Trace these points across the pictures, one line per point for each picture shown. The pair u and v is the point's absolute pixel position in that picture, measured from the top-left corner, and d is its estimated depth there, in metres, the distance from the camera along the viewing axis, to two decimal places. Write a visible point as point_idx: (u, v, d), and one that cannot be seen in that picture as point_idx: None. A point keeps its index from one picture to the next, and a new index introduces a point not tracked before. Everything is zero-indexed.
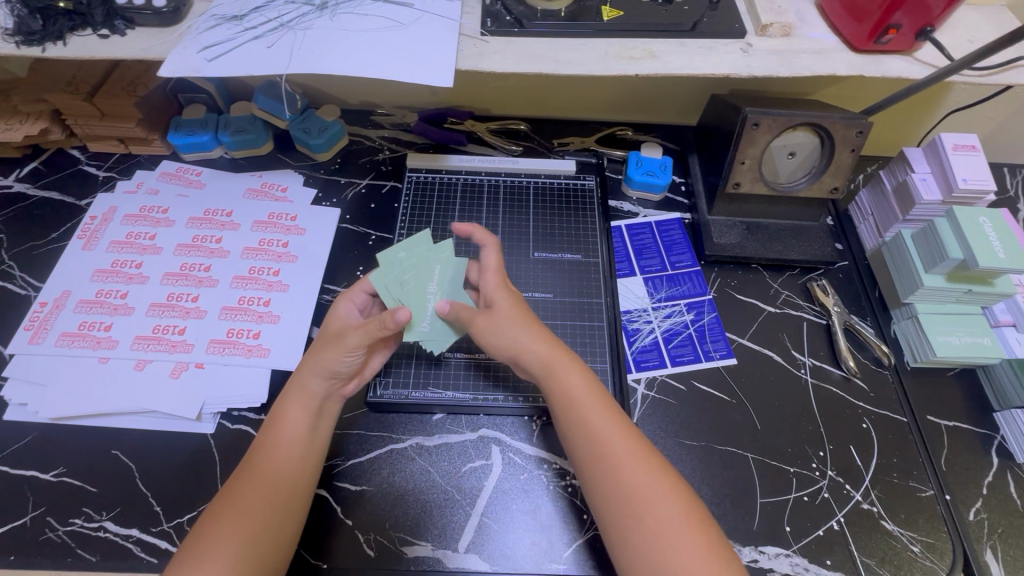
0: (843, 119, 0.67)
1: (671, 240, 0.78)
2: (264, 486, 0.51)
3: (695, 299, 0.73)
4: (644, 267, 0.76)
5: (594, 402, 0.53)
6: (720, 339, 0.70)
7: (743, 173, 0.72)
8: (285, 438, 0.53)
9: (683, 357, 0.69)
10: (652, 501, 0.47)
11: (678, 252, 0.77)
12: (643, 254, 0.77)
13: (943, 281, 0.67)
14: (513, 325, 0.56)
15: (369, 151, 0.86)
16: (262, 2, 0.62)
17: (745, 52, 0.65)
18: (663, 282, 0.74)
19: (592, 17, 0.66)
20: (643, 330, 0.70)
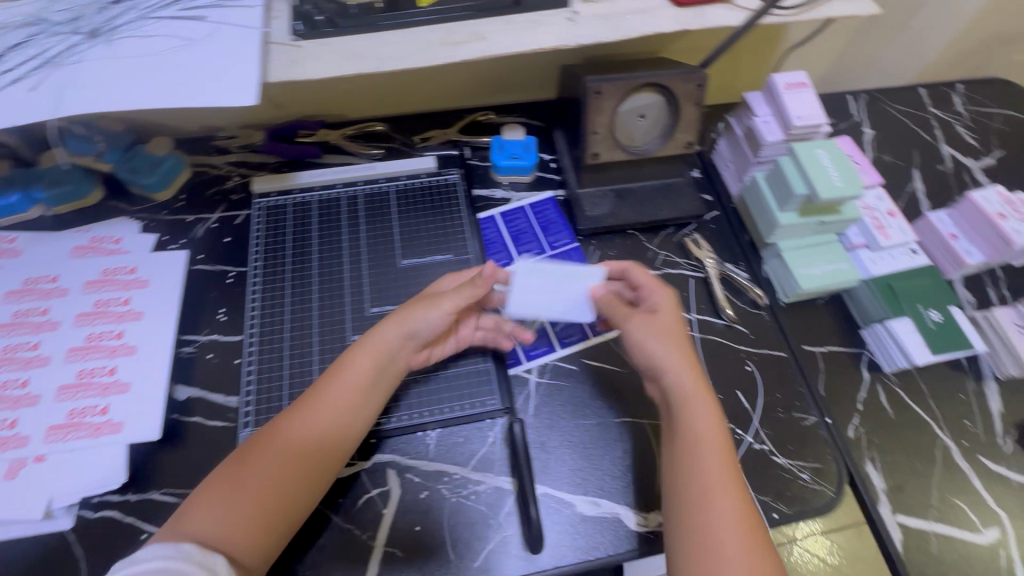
0: (680, 74, 0.68)
1: (546, 220, 0.77)
2: (279, 455, 0.52)
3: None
4: (523, 252, 0.75)
5: (717, 440, 0.53)
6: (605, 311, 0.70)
7: (599, 142, 0.71)
8: (324, 423, 0.54)
9: (572, 337, 0.68)
10: (721, 528, 0.49)
11: (555, 231, 0.76)
12: (521, 239, 0.76)
13: (797, 217, 0.69)
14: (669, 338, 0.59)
15: (216, 181, 0.79)
16: (21, 38, 0.54)
17: (572, 21, 0.64)
18: (543, 264, 0.74)
19: (410, 5, 0.63)
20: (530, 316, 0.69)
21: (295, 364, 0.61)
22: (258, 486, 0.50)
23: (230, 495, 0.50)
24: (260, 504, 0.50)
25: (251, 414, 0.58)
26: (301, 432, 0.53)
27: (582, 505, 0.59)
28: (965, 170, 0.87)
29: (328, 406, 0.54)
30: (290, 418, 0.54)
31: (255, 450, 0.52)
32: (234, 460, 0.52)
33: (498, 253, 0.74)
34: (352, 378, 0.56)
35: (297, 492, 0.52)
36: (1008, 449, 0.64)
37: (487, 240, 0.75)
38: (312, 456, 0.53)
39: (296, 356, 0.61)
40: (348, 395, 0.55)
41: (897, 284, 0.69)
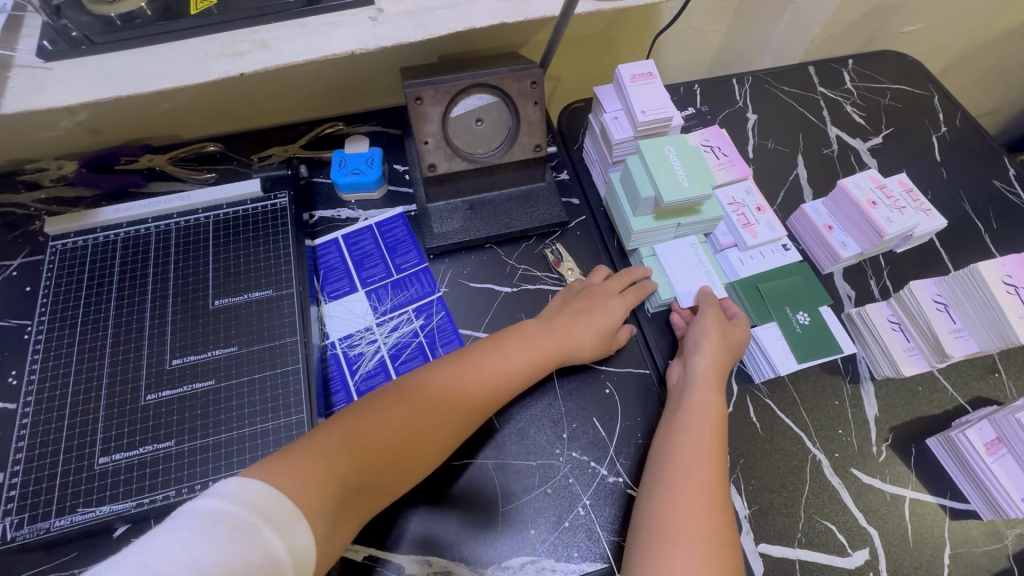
0: (510, 72, 0.61)
1: (394, 240, 0.70)
2: (388, 425, 0.47)
3: (424, 300, 0.66)
4: (367, 277, 0.68)
5: (707, 424, 0.52)
6: (452, 338, 0.64)
7: (433, 153, 0.64)
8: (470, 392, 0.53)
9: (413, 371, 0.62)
10: (688, 521, 0.46)
11: (403, 251, 0.69)
12: (365, 263, 0.69)
13: (653, 220, 0.63)
14: (705, 337, 0.58)
15: (23, 221, 0.70)
16: None
17: (375, 20, 0.56)
18: (388, 289, 0.67)
19: (182, 13, 0.55)
20: (366, 351, 0.63)
21: (73, 433, 0.53)
22: (390, 431, 0.47)
23: (361, 430, 0.46)
24: (380, 454, 0.46)
25: (14, 498, 0.50)
26: (484, 378, 0.54)
27: (410, 567, 0.52)
28: (851, 153, 0.82)
29: (426, 398, 0.50)
30: (469, 365, 0.54)
31: (413, 390, 0.50)
32: (394, 399, 0.49)
33: (337, 281, 0.67)
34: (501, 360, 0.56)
35: (420, 449, 0.48)
36: (882, 456, 0.59)
37: (327, 267, 0.68)
38: (457, 416, 0.51)
39: (77, 423, 0.53)
40: (527, 362, 0.57)
41: (764, 285, 0.64)
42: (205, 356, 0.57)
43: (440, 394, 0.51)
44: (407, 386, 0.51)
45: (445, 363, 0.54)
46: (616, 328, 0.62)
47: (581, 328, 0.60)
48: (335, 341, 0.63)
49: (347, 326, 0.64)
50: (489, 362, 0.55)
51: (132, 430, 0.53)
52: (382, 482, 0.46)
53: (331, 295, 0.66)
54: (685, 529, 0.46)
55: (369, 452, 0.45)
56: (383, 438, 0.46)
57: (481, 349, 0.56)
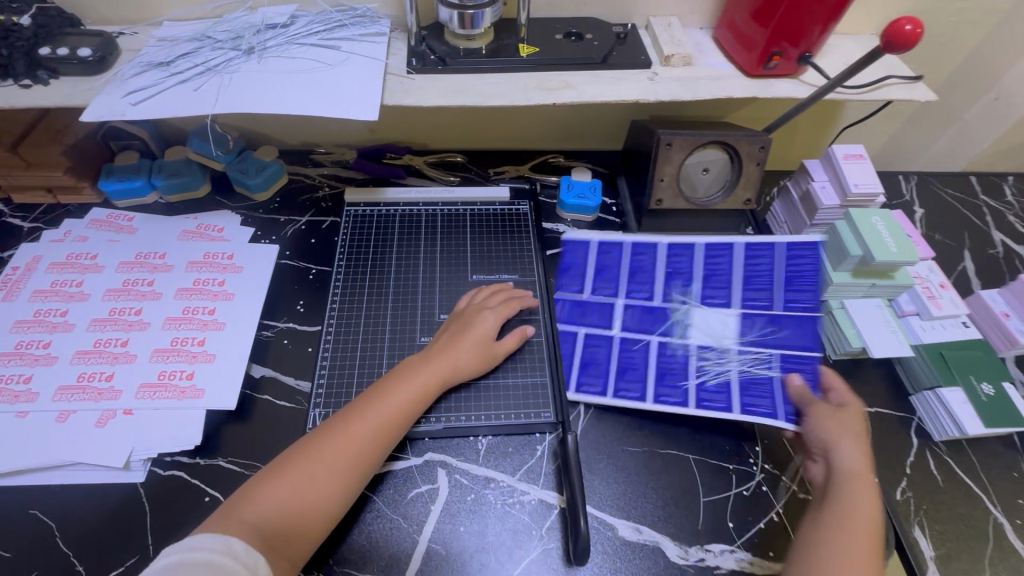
0: (746, 137, 0.73)
1: (677, 266, 0.76)
2: (310, 453, 0.52)
3: (799, 354, 0.70)
4: (749, 299, 0.74)
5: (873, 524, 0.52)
6: (765, 395, 0.66)
7: (664, 190, 0.77)
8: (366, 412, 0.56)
9: (711, 402, 0.66)
10: None
11: (802, 286, 0.73)
12: (793, 283, 0.74)
13: (850, 277, 0.72)
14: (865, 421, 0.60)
15: (308, 190, 0.87)
16: (189, 50, 0.65)
17: (652, 80, 0.71)
18: (766, 325, 0.72)
19: (511, 54, 0.71)
20: (601, 351, 0.70)
21: (366, 353, 0.66)
22: (307, 495, 0.50)
23: (273, 503, 0.49)
24: (327, 493, 0.51)
25: (321, 394, 0.63)
26: (343, 445, 0.53)
27: (623, 530, 0.59)
28: (1016, 257, 0.89)
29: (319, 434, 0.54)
30: (356, 420, 0.55)
31: (294, 461, 0.52)
32: (281, 470, 0.51)
33: (684, 288, 0.75)
34: (405, 392, 0.58)
35: (345, 484, 0.52)
36: None
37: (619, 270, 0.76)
38: (366, 441, 0.54)
39: (367, 347, 0.66)
40: (389, 403, 0.57)
41: (948, 354, 0.70)
42: None
43: (328, 456, 0.52)
44: (298, 451, 0.53)
45: (314, 438, 0.54)
46: (491, 341, 0.65)
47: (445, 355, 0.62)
48: (580, 333, 0.71)
49: (701, 335, 0.72)
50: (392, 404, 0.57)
51: None
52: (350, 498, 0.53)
53: (594, 293, 0.74)
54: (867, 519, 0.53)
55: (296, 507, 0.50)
56: (312, 467, 0.52)
57: (375, 397, 0.57)
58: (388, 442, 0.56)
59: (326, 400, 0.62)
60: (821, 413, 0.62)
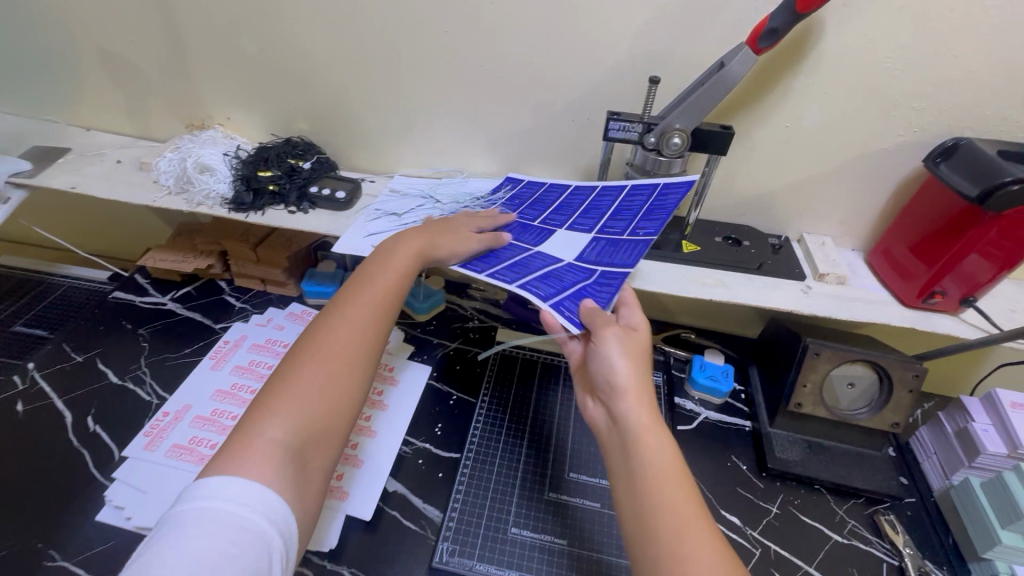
0: (899, 361, 0.74)
1: (597, 204, 0.75)
2: (313, 376, 0.54)
3: (615, 269, 0.63)
4: (606, 226, 0.71)
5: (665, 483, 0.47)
6: (568, 293, 0.61)
7: (805, 395, 0.77)
8: (327, 335, 0.57)
9: (537, 288, 0.62)
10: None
11: (652, 218, 0.68)
12: (650, 215, 0.68)
13: (1021, 540, 0.66)
14: (639, 363, 0.55)
15: (460, 318, 0.97)
16: (415, 206, 0.81)
17: (805, 292, 0.76)
18: (605, 246, 0.68)
19: (673, 247, 0.80)
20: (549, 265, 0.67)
21: (496, 497, 0.68)
22: (325, 380, 0.54)
23: (283, 409, 0.51)
24: (338, 376, 0.55)
25: (451, 529, 0.66)
26: (331, 353, 0.56)
27: None
28: None
29: (301, 379, 0.54)
30: (342, 313, 0.60)
31: (270, 406, 0.51)
32: (283, 378, 0.54)
33: (568, 216, 0.75)
34: (366, 289, 0.62)
35: (355, 364, 0.57)
36: None
37: (611, 209, 0.73)
38: (350, 345, 0.57)
39: (498, 493, 0.69)
40: (352, 322, 0.59)
41: None
42: (596, 481, 0.71)
43: (307, 371, 0.54)
44: (265, 394, 0.53)
45: (313, 333, 0.58)
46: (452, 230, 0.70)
47: (410, 238, 0.68)
48: (493, 233, 0.72)
49: (552, 248, 0.70)
50: (376, 290, 0.62)
51: (537, 513, 0.67)
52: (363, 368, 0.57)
53: (546, 219, 0.76)
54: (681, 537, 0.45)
55: (319, 414, 0.53)
56: (317, 386, 0.54)
57: (302, 339, 0.58)
58: (377, 339, 0.60)
59: (455, 539, 0.64)
60: (607, 335, 0.55)
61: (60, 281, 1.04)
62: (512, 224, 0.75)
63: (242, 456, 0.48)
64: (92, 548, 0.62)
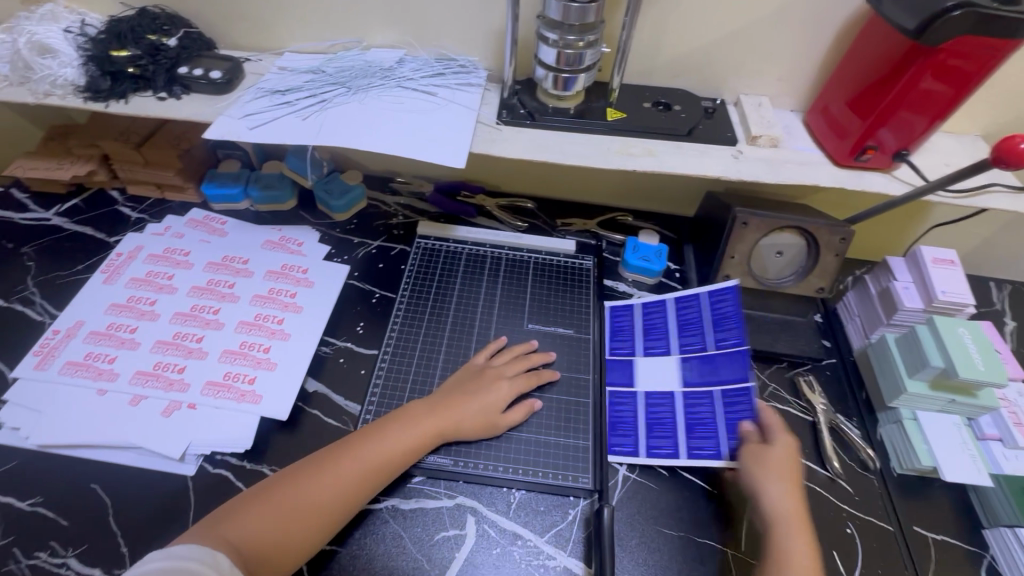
0: (827, 225, 0.71)
1: (652, 324, 0.75)
2: (297, 493, 0.54)
3: (732, 386, 0.67)
4: (686, 344, 0.72)
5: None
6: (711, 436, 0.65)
7: (733, 267, 0.76)
8: (324, 485, 0.55)
9: (661, 449, 0.65)
10: None
11: (725, 328, 0.71)
12: (719, 325, 0.71)
13: (927, 388, 0.68)
14: (773, 475, 0.58)
15: (383, 215, 0.91)
16: (301, 82, 0.70)
17: (736, 157, 0.71)
18: (699, 365, 0.70)
19: (597, 116, 0.73)
20: (666, 412, 0.68)
21: (415, 389, 0.68)
22: (303, 503, 0.54)
23: (247, 520, 0.52)
24: (318, 506, 0.54)
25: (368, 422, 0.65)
26: (325, 480, 0.55)
27: None
28: None
29: (282, 495, 0.54)
30: (351, 453, 0.58)
31: (248, 508, 0.53)
32: (293, 472, 0.56)
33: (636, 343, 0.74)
34: (395, 442, 0.59)
35: (335, 504, 0.55)
36: None
37: (672, 326, 0.74)
38: (332, 494, 0.55)
39: (417, 385, 0.68)
40: (346, 475, 0.56)
41: None
42: None
43: (281, 496, 0.54)
44: (254, 494, 0.55)
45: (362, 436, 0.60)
46: (498, 411, 0.64)
47: (423, 419, 0.62)
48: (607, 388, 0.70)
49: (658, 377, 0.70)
50: (384, 449, 0.59)
51: None
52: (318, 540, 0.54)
53: (646, 351, 0.73)
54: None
55: (278, 532, 0.52)
56: (293, 504, 0.53)
57: (308, 462, 0.57)
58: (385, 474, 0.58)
59: None
60: (770, 475, 0.59)
61: None
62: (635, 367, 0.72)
63: (216, 524, 0.52)
64: None
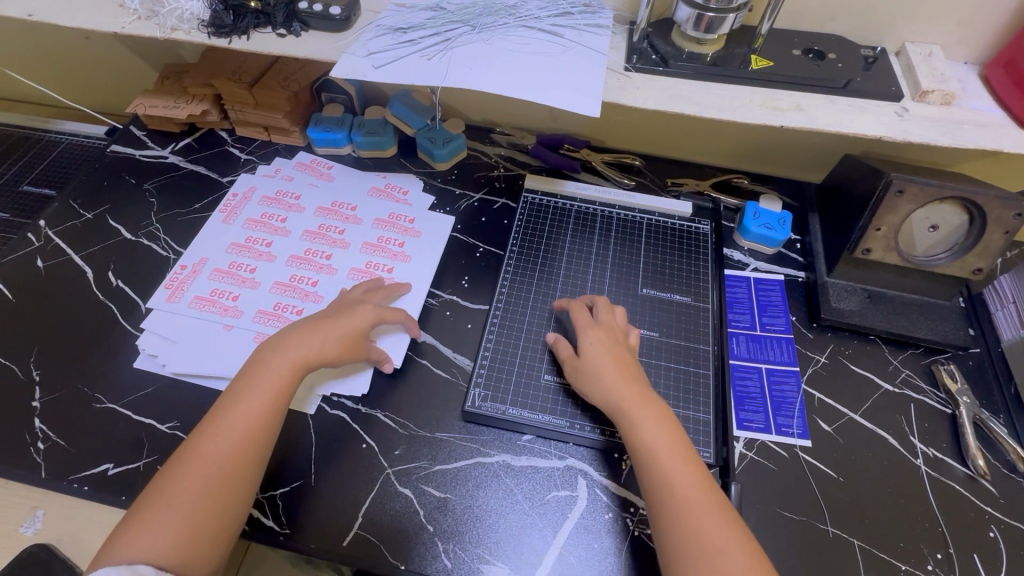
0: (1001, 198, 0.62)
1: (733, 298, 0.74)
2: (197, 477, 0.50)
3: (782, 368, 0.68)
4: (765, 324, 0.72)
5: (671, 454, 0.52)
6: (760, 411, 0.65)
7: (876, 240, 0.68)
8: (209, 455, 0.51)
9: (752, 423, 0.64)
10: (693, 509, 0.48)
11: (772, 314, 0.73)
12: (766, 311, 0.73)
13: None
14: (602, 361, 0.59)
15: (485, 167, 0.88)
16: (423, 20, 0.67)
17: (901, 115, 0.62)
18: (749, 343, 0.70)
19: (739, 64, 0.66)
20: (753, 385, 0.67)
21: (529, 347, 0.67)
22: (200, 480, 0.50)
23: (156, 517, 0.48)
24: (215, 481, 0.51)
25: (482, 376, 0.65)
26: (212, 451, 0.52)
27: None
28: None
29: (180, 481, 0.50)
30: (227, 412, 0.54)
31: (145, 513, 0.49)
32: (167, 473, 0.51)
33: (747, 317, 0.72)
34: (263, 379, 0.56)
35: (236, 465, 0.52)
36: None
37: (750, 303, 0.74)
38: (230, 456, 0.52)
39: (531, 343, 0.67)
40: (235, 434, 0.53)
41: None
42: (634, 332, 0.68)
43: (179, 481, 0.50)
44: (146, 500, 0.50)
45: (221, 403, 0.55)
46: (356, 331, 0.62)
47: (283, 352, 0.58)
48: (713, 351, 0.67)
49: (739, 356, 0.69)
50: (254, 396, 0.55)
51: None
52: (235, 506, 0.51)
53: (731, 323, 0.72)
54: (689, 488, 0.50)
55: (188, 522, 0.49)
56: (200, 486, 0.50)
57: (187, 445, 0.53)
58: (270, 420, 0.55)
59: (487, 388, 0.63)
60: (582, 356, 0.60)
61: (58, 137, 0.97)
62: (735, 339, 0.70)
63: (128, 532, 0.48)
64: (133, 393, 0.64)
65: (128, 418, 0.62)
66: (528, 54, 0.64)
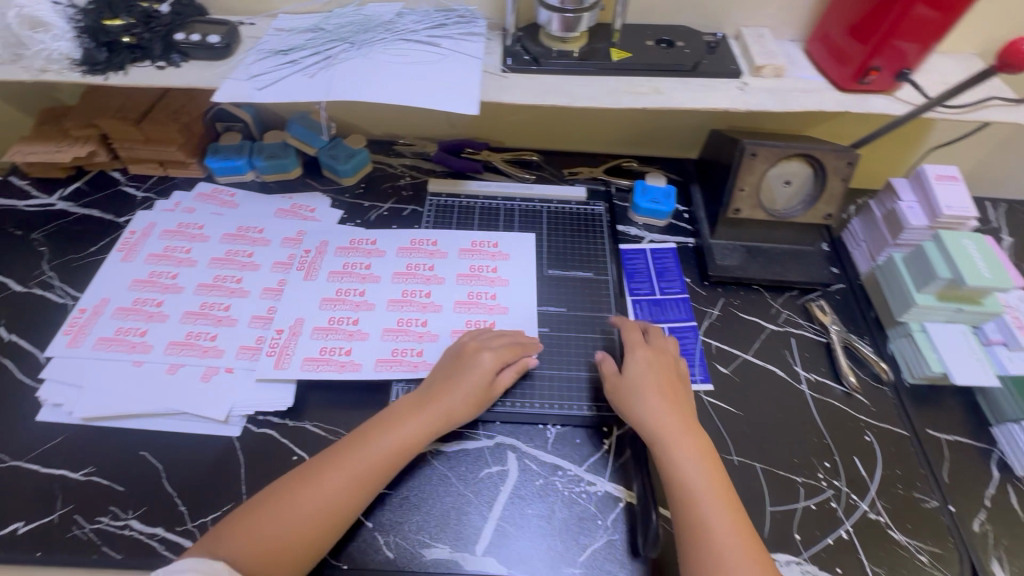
0: (833, 151, 0.73)
1: (634, 269, 0.80)
2: (298, 510, 0.52)
3: (680, 325, 0.75)
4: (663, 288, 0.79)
5: (704, 472, 0.56)
6: None
7: (743, 200, 0.77)
8: (312, 494, 0.53)
9: None
10: (716, 526, 0.52)
11: (668, 279, 0.80)
12: (664, 276, 0.80)
13: (935, 299, 0.71)
14: (643, 388, 0.62)
15: (391, 177, 0.91)
16: (303, 41, 0.70)
17: (742, 89, 0.71)
18: (650, 307, 0.76)
19: (602, 57, 0.73)
20: None
21: None
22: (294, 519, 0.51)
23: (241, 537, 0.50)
24: (312, 516, 0.52)
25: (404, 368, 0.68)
26: (317, 491, 0.53)
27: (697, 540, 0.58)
28: None
29: (279, 510, 0.52)
30: (337, 461, 0.55)
31: (244, 527, 0.51)
32: (268, 498, 0.53)
33: (647, 283, 0.79)
34: (386, 435, 0.57)
35: (332, 506, 0.53)
36: None
37: (649, 271, 0.80)
38: (328, 499, 0.53)
39: None
40: (337, 479, 0.54)
41: None
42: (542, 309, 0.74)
43: (280, 510, 0.52)
44: (239, 517, 0.52)
45: (343, 446, 0.57)
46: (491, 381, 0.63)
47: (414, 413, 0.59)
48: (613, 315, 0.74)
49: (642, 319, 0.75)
50: (377, 449, 0.56)
51: None
52: (320, 543, 0.52)
53: (633, 292, 0.78)
54: (716, 509, 0.53)
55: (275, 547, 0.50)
56: (294, 518, 0.51)
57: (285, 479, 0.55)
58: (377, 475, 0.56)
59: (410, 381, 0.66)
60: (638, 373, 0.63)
61: None
62: (638, 305, 0.76)
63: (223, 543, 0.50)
64: (40, 446, 0.61)
65: (36, 472, 0.59)
66: (409, 65, 0.68)
